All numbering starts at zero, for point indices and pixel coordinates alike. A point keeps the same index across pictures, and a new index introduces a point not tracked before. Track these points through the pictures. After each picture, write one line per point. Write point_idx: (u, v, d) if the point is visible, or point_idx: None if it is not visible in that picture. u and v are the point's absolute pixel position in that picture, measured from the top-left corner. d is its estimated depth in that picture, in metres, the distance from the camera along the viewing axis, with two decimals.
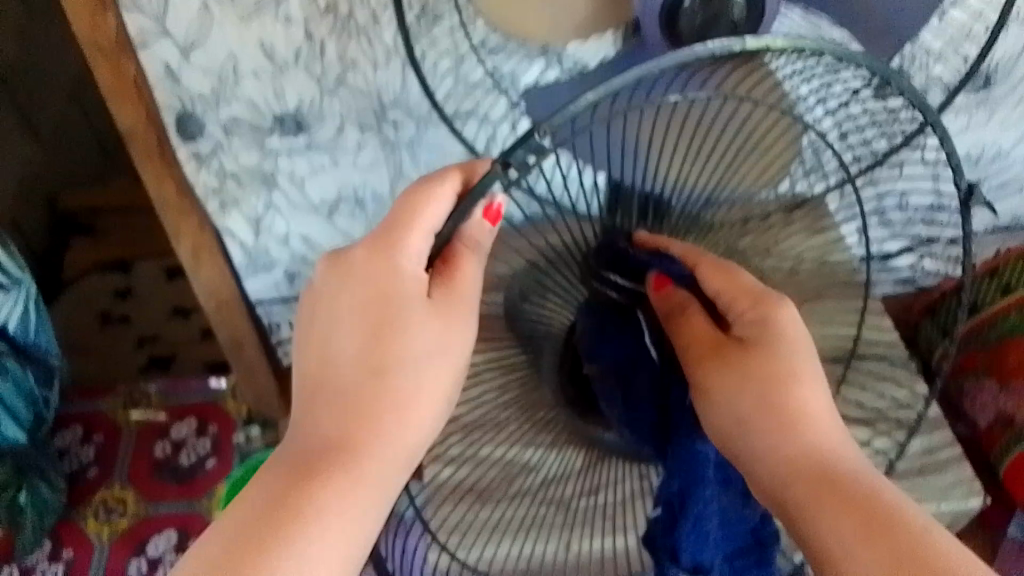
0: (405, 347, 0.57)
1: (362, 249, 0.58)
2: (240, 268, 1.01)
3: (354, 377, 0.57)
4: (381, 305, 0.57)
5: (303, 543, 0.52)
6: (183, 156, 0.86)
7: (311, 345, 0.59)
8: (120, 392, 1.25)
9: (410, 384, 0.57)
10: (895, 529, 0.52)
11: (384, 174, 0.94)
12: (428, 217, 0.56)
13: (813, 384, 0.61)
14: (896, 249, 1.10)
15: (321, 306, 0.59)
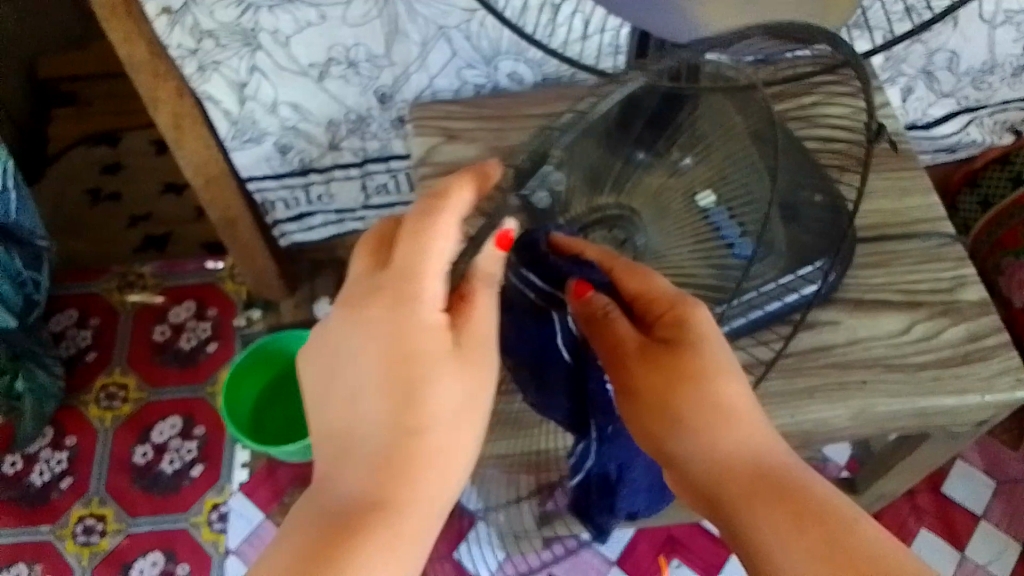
0: (432, 400, 0.49)
1: (371, 291, 0.50)
2: (226, 140, 0.93)
3: (381, 432, 0.49)
4: (402, 355, 0.48)
5: None
6: (152, 13, 0.76)
7: (320, 402, 0.51)
8: (115, 273, 1.20)
9: (437, 433, 0.49)
10: (837, 533, 0.47)
11: (379, 30, 0.83)
12: (442, 249, 0.48)
13: (736, 378, 0.55)
14: (941, 117, 1.00)
15: (326, 355, 0.51)
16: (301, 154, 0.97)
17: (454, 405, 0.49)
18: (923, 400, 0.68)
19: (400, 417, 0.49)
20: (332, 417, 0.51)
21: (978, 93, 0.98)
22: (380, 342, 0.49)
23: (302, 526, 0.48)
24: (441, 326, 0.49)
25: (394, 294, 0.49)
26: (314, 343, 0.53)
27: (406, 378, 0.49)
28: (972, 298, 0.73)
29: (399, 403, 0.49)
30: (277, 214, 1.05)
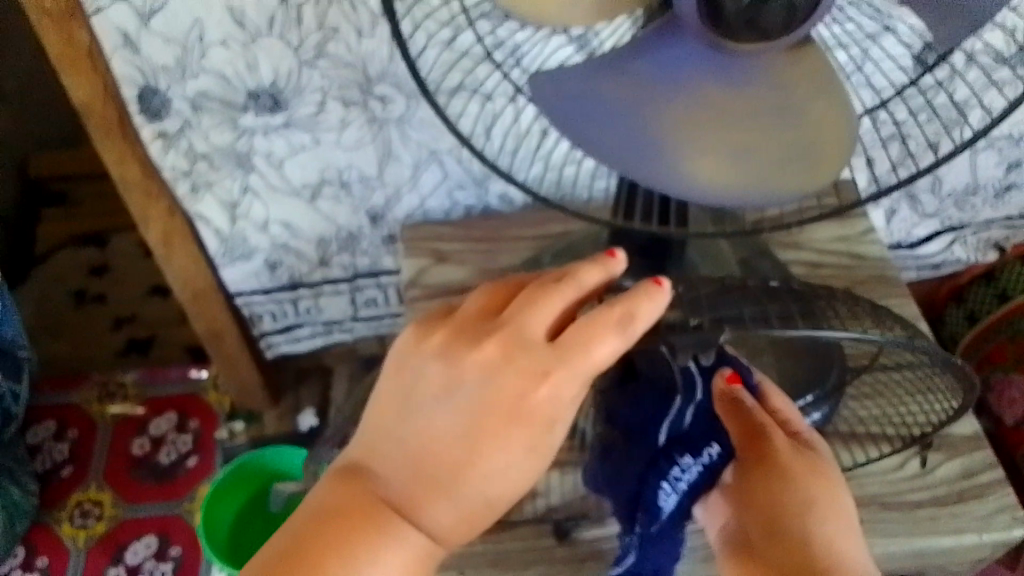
0: (490, 478, 0.41)
1: (511, 344, 0.42)
2: (215, 257, 0.92)
3: (429, 469, 0.42)
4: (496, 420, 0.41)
5: None
6: (147, 136, 0.78)
7: (385, 418, 0.44)
8: (95, 381, 1.18)
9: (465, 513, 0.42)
10: None
11: (372, 154, 0.85)
12: (602, 353, 0.41)
13: (839, 496, 0.58)
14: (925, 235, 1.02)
15: (422, 375, 0.43)
16: (290, 269, 0.97)
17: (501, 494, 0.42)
18: (919, 540, 0.67)
19: (449, 485, 0.41)
20: (387, 439, 0.43)
21: (962, 214, 1.00)
22: (485, 406, 0.41)
23: (294, 530, 0.42)
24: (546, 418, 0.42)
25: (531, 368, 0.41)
26: (415, 347, 0.45)
27: (479, 448, 0.41)
28: (966, 430, 0.73)
29: (457, 469, 0.41)
30: (263, 326, 1.04)
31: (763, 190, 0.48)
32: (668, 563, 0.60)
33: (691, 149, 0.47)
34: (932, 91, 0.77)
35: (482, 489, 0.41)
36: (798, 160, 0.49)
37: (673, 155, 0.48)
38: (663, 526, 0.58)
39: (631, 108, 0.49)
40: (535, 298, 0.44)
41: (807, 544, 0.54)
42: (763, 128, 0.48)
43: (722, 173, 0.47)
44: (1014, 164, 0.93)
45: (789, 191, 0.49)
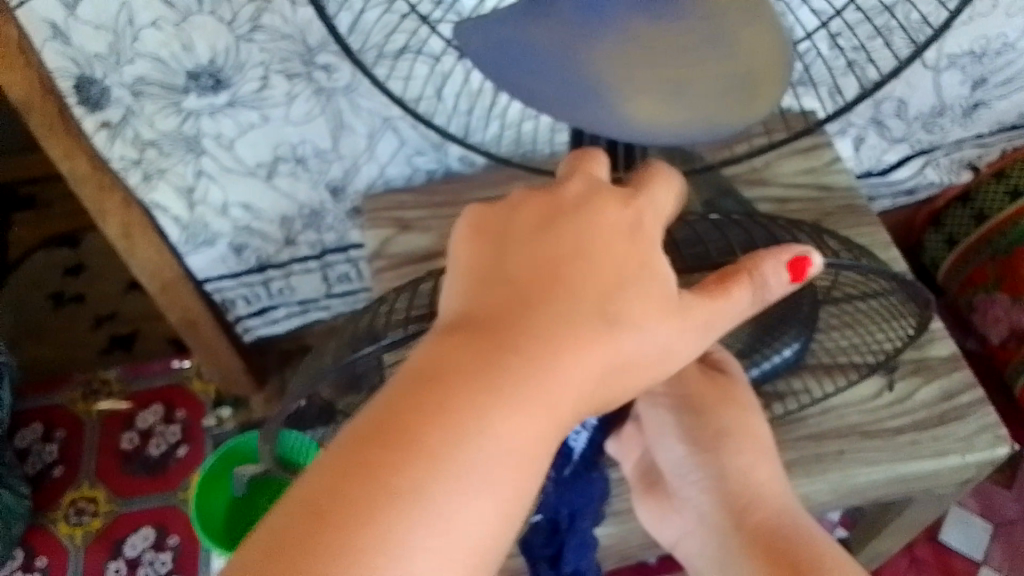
0: (627, 307, 0.40)
1: (591, 194, 0.43)
2: (179, 245, 0.91)
3: (568, 306, 0.39)
4: (605, 248, 0.41)
5: (457, 488, 0.34)
6: (90, 127, 0.76)
7: (480, 281, 0.40)
8: (78, 380, 1.17)
9: (597, 377, 0.39)
10: (796, 557, 0.56)
11: (323, 126, 0.83)
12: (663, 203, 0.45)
13: (757, 424, 0.62)
14: (896, 161, 1.00)
15: (518, 237, 0.41)
16: (257, 251, 0.95)
17: (636, 363, 0.40)
18: (902, 467, 0.67)
19: (599, 335, 0.39)
20: (489, 298, 0.39)
21: (931, 136, 0.98)
22: (615, 263, 0.40)
23: (403, 385, 0.36)
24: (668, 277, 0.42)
25: (636, 230, 0.42)
26: (492, 220, 0.43)
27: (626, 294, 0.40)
28: (943, 352, 0.72)
29: (594, 296, 0.39)
30: (238, 311, 1.03)
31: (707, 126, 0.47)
32: (585, 509, 0.59)
33: (628, 92, 0.46)
34: (886, 12, 0.75)
35: (620, 350, 0.39)
36: (735, 88, 0.47)
37: (608, 95, 0.47)
38: (575, 467, 0.60)
39: (563, 54, 0.48)
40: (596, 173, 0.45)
41: (722, 469, 0.61)
42: (702, 61, 0.47)
43: (662, 114, 0.46)
44: (980, 81, 0.91)
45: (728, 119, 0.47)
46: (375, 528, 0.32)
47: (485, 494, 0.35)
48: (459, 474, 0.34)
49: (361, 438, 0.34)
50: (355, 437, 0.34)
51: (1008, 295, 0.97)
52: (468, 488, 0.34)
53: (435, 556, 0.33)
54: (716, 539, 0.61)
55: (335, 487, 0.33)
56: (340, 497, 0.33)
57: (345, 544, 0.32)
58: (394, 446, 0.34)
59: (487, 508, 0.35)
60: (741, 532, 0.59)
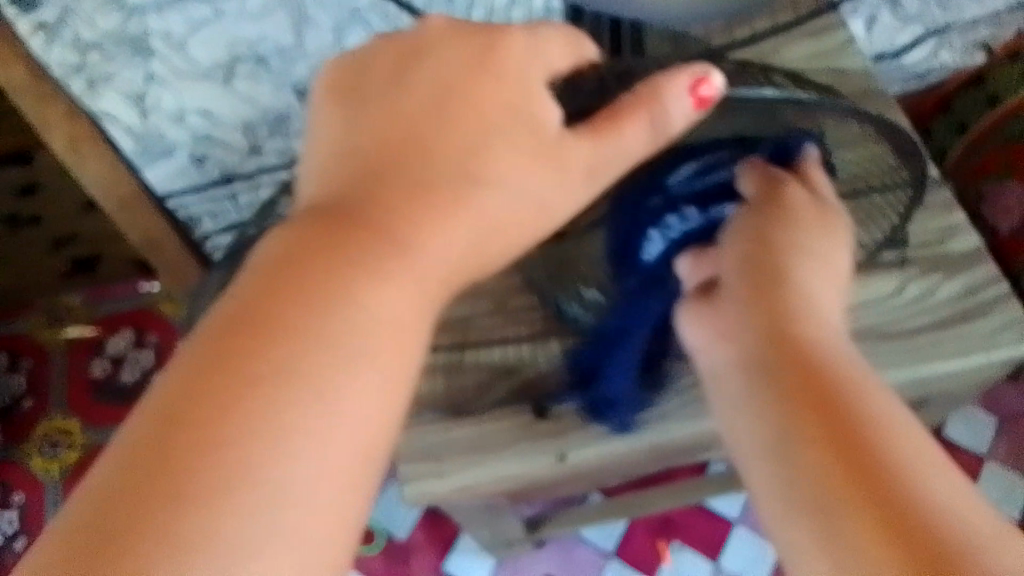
0: (484, 165, 0.45)
1: (438, 65, 0.48)
2: (132, 159, 0.82)
3: (428, 172, 0.44)
4: (457, 111, 0.46)
5: (345, 333, 0.39)
6: (25, 31, 0.69)
7: (346, 154, 0.46)
8: (40, 307, 1.10)
9: (468, 230, 0.44)
10: (845, 422, 0.42)
11: (285, 21, 0.76)
12: (517, 63, 0.48)
13: (823, 269, 0.52)
14: (906, 43, 0.93)
15: (373, 109, 0.47)
16: (220, 162, 0.87)
17: (505, 214, 0.45)
18: (924, 367, 0.64)
19: (462, 196, 0.44)
20: (351, 170, 0.45)
21: (945, 14, 0.92)
22: (469, 122, 0.46)
23: (277, 251, 0.41)
24: (534, 123, 0.46)
25: (495, 76, 0.47)
26: (345, 92, 0.49)
27: (479, 151, 0.45)
28: (965, 247, 0.69)
29: (452, 161, 0.45)
30: (205, 226, 0.93)
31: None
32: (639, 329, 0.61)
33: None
34: None
35: (485, 202, 0.45)
36: None
37: None
38: (647, 274, 0.60)
39: None
40: (438, 46, 0.49)
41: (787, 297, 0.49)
42: None
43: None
44: None
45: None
46: (261, 385, 0.36)
47: (375, 338, 0.39)
48: (343, 318, 0.39)
49: (250, 293, 0.38)
50: (243, 292, 0.39)
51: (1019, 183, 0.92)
52: (360, 337, 0.39)
53: (333, 394, 0.37)
54: (742, 380, 0.48)
55: (231, 337, 0.37)
56: (234, 342, 0.37)
57: (246, 384, 0.36)
58: (275, 303, 0.38)
59: (377, 350, 0.39)
60: (787, 359, 0.47)
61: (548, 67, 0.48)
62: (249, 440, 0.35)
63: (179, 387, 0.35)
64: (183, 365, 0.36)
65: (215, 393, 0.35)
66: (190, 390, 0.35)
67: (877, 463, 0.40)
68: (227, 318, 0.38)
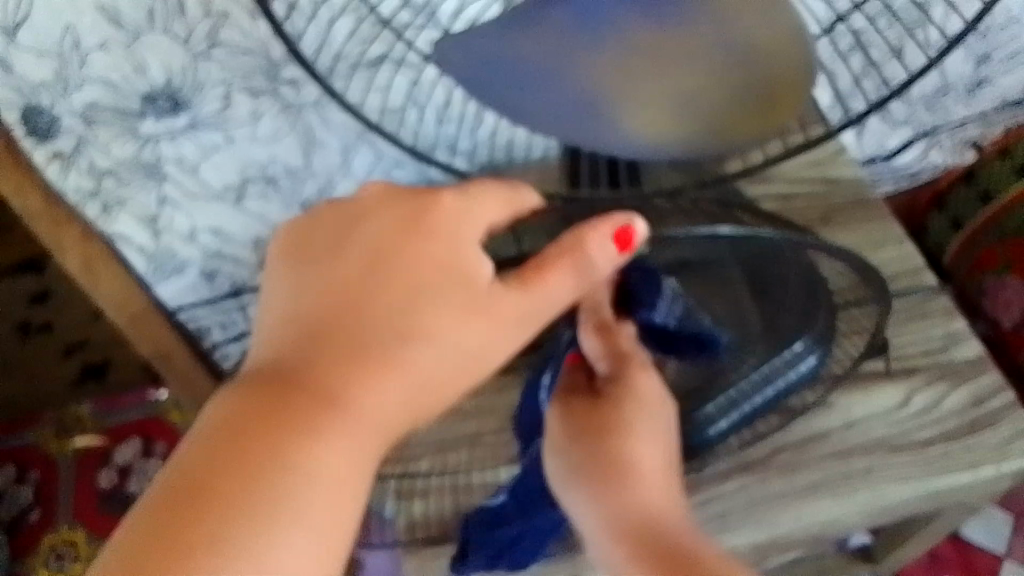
0: (422, 329, 0.43)
1: (383, 215, 0.45)
2: (146, 276, 0.84)
3: (362, 338, 0.42)
4: (395, 267, 0.44)
5: (268, 526, 0.37)
6: (41, 160, 0.70)
7: (286, 320, 0.43)
8: (49, 418, 1.11)
9: (403, 394, 0.42)
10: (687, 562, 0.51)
11: (294, 143, 0.78)
12: (458, 221, 0.46)
13: (651, 443, 0.57)
14: (898, 144, 0.96)
15: (312, 266, 0.45)
16: (231, 276, 0.89)
17: (445, 373, 0.43)
18: (935, 481, 0.65)
19: (397, 364, 0.42)
20: (287, 338, 0.43)
21: (933, 116, 0.94)
22: (409, 277, 0.43)
23: (202, 441, 0.39)
24: (467, 279, 0.44)
25: (428, 235, 0.45)
26: (292, 247, 0.47)
27: (418, 310, 0.43)
28: (968, 355, 0.71)
29: (389, 325, 0.42)
30: (214, 337, 0.96)
31: (712, 130, 0.46)
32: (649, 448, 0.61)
33: (636, 101, 0.45)
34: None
35: (420, 363, 0.42)
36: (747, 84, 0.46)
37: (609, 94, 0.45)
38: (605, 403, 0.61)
39: (559, 64, 0.46)
40: (378, 200, 0.47)
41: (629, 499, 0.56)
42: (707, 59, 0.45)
43: (658, 116, 0.45)
44: (983, 57, 0.89)
45: (737, 118, 0.46)
46: None
47: (301, 522, 0.38)
48: (267, 509, 0.37)
49: (172, 490, 0.37)
50: (165, 485, 0.37)
51: (1018, 278, 0.92)
52: (286, 527, 0.37)
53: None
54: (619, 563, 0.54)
55: (157, 539, 0.36)
56: (157, 544, 0.35)
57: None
58: (197, 497, 0.37)
59: (304, 536, 0.37)
60: (625, 529, 0.55)
61: (485, 223, 0.46)
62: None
63: None
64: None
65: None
66: None
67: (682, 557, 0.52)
68: (149, 516, 0.36)
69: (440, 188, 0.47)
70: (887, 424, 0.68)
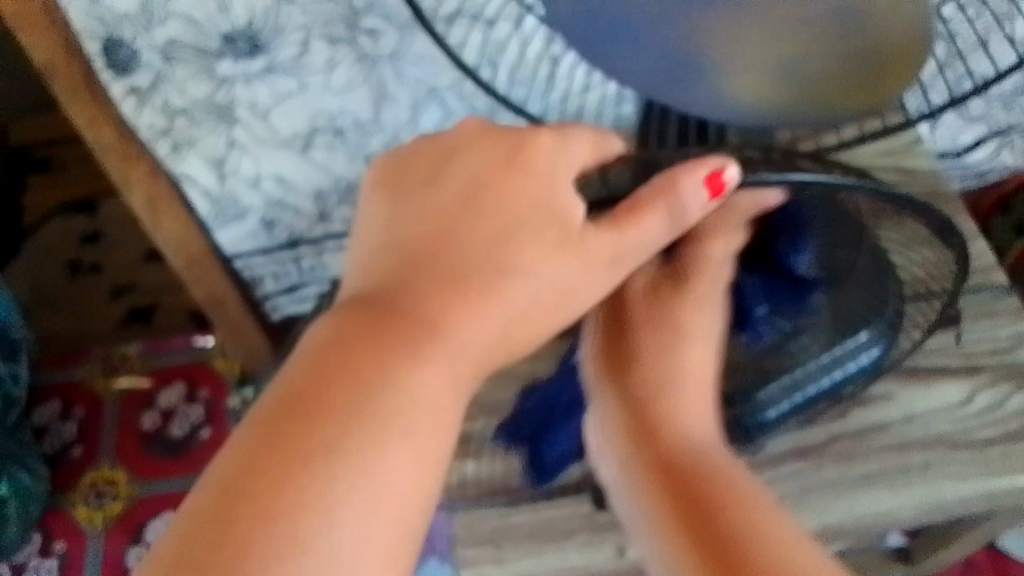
0: (519, 266, 0.43)
1: (481, 155, 0.46)
2: (208, 220, 0.85)
3: (462, 270, 0.43)
4: (492, 201, 0.45)
5: (375, 439, 0.38)
6: (117, 94, 0.70)
7: (384, 252, 0.45)
8: (96, 356, 1.12)
9: (497, 327, 0.43)
10: (708, 513, 0.49)
11: (365, 97, 0.78)
12: (551, 160, 0.46)
13: (694, 349, 0.56)
14: (970, 140, 0.93)
15: (412, 201, 0.46)
16: (288, 227, 0.89)
17: (535, 308, 0.44)
18: (996, 479, 0.65)
19: (493, 299, 0.43)
20: (385, 267, 0.44)
21: (1010, 116, 0.91)
22: (507, 212, 0.44)
23: (310, 358, 0.40)
24: (562, 218, 0.44)
25: (525, 173, 0.45)
26: (388, 184, 0.48)
27: (515, 244, 0.44)
28: None
29: (487, 259, 0.43)
30: (267, 288, 0.97)
31: (807, 100, 0.51)
32: None
33: (731, 65, 0.48)
34: None
35: (514, 297, 0.43)
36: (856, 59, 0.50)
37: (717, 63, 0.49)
38: None
39: (664, 20, 0.49)
40: (472, 144, 0.47)
41: (658, 427, 0.55)
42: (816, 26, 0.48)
43: (761, 85, 0.49)
44: None
45: (839, 83, 0.50)
46: (295, 488, 0.36)
47: (405, 440, 0.39)
48: (372, 424, 0.38)
49: (283, 399, 0.38)
50: (276, 395, 0.39)
51: None
52: (391, 440, 0.38)
53: (359, 497, 0.37)
54: (636, 496, 0.54)
55: (271, 441, 0.37)
56: (268, 449, 0.37)
57: (280, 485, 0.36)
58: (306, 408, 0.38)
59: (405, 451, 0.38)
60: (651, 467, 0.54)
61: (580, 162, 0.47)
62: (282, 543, 0.35)
63: (218, 491, 0.36)
64: (222, 472, 0.36)
65: (249, 493, 0.36)
66: (224, 492, 0.36)
67: (707, 509, 0.50)
68: (262, 422, 0.38)
69: (538, 128, 0.48)
70: (946, 418, 0.68)
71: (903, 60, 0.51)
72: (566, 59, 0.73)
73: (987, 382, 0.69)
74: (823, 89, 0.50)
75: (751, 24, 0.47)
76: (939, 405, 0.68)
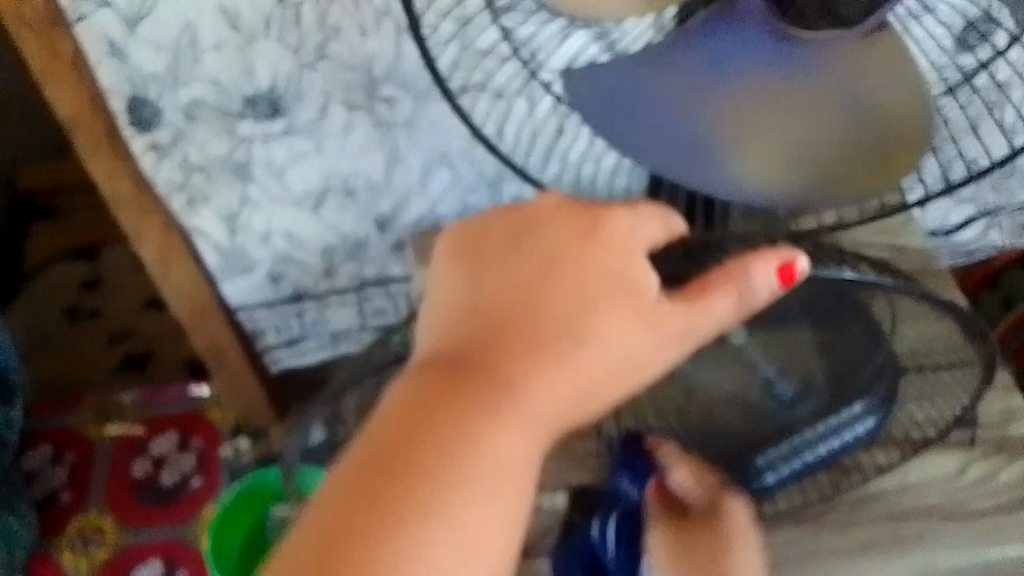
0: (592, 335, 0.44)
1: (554, 224, 0.48)
2: (216, 271, 0.86)
3: (539, 337, 0.43)
4: (564, 272, 0.46)
5: (457, 502, 0.39)
6: (138, 149, 0.73)
7: (461, 315, 0.45)
8: (90, 402, 1.12)
9: (573, 393, 0.43)
10: None
11: (379, 159, 0.81)
12: (624, 232, 0.47)
13: None
14: (960, 221, 0.98)
15: (489, 267, 0.47)
16: (295, 281, 0.91)
17: (610, 374, 0.44)
18: (986, 552, 0.67)
19: (568, 366, 0.43)
20: (463, 331, 0.44)
21: (998, 197, 0.95)
22: (584, 283, 0.45)
23: (395, 420, 0.41)
24: (638, 288, 0.45)
25: (601, 244, 0.47)
26: (464, 247, 0.48)
27: (587, 314, 0.44)
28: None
29: (563, 328, 0.44)
30: (269, 340, 0.98)
31: (816, 184, 0.54)
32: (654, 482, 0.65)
33: (744, 148, 0.52)
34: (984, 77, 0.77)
35: (588, 368, 0.43)
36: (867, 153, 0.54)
37: (730, 143, 0.52)
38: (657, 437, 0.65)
39: (683, 108, 0.53)
40: (544, 216, 0.48)
41: None
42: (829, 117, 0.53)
43: (770, 167, 0.53)
44: None
45: (848, 172, 0.54)
46: (385, 548, 0.37)
47: (486, 503, 0.39)
48: (455, 487, 0.39)
49: (368, 462, 0.39)
50: (362, 457, 0.40)
51: None
52: (472, 505, 0.39)
53: (444, 555, 0.38)
54: None
55: (361, 503, 0.38)
56: (359, 512, 0.38)
57: (371, 546, 0.37)
58: (393, 470, 0.39)
59: (486, 514, 0.39)
60: None
61: (649, 237, 0.48)
62: None
63: (315, 550, 0.37)
64: (317, 528, 0.38)
65: (346, 552, 0.37)
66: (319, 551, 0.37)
67: None
68: (351, 484, 0.39)
69: (613, 205, 0.49)
70: (941, 489, 0.71)
71: (905, 158, 0.55)
72: (580, 132, 0.77)
73: (975, 457, 0.71)
74: (831, 173, 0.54)
75: (761, 108, 0.52)
76: (934, 477, 0.71)
